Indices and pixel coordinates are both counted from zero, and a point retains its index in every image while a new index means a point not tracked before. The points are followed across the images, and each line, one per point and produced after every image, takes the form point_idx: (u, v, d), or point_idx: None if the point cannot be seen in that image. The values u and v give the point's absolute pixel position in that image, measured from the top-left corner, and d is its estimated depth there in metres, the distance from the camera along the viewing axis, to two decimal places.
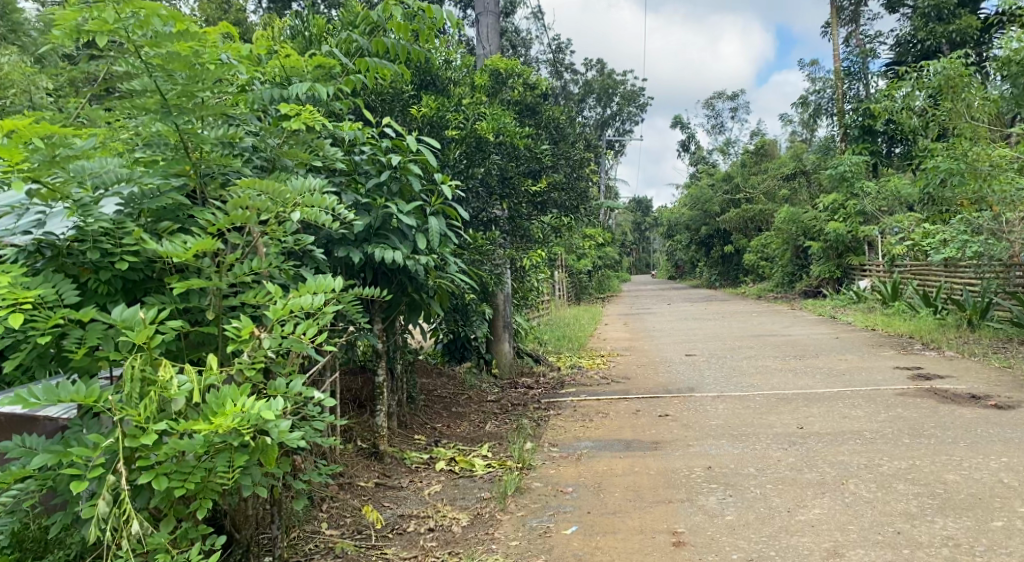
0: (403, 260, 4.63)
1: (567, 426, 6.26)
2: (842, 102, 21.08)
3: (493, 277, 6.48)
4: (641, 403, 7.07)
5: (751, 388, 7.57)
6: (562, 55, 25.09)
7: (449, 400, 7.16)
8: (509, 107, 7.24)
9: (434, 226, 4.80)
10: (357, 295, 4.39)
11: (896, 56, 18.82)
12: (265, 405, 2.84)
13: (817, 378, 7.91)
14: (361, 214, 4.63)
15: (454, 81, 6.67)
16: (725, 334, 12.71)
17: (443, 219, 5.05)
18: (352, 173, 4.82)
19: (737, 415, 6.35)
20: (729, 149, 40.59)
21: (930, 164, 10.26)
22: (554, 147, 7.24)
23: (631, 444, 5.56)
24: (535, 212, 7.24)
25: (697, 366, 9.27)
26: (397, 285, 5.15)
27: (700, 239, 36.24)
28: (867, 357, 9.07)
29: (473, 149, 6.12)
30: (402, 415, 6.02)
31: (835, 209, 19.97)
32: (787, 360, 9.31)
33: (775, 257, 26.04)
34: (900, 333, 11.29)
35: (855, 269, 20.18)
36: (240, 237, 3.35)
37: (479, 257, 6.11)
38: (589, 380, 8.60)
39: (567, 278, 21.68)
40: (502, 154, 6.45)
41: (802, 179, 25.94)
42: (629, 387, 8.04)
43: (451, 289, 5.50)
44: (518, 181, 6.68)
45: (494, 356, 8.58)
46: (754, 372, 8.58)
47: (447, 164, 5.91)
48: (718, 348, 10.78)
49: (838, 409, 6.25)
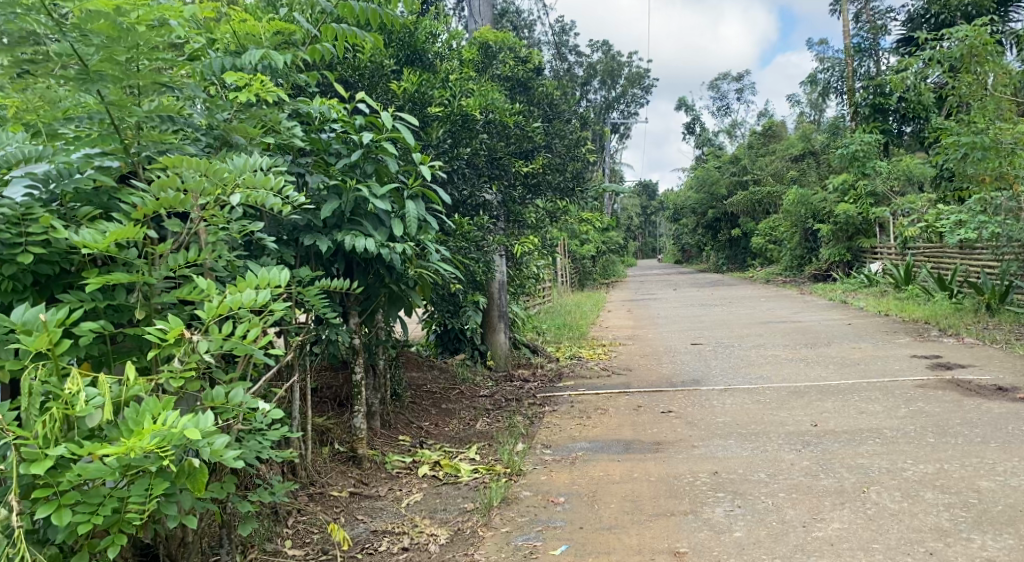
0: (376, 249, 4.20)
1: (562, 425, 5.84)
2: (853, 80, 20.47)
3: (482, 266, 6.04)
4: (643, 398, 6.64)
5: (760, 380, 7.14)
6: (565, 37, 24.51)
7: (439, 396, 6.75)
8: (500, 83, 6.74)
9: (411, 211, 4.36)
10: (323, 288, 3.96)
11: (908, 32, 18.53)
12: (192, 422, 2.42)
13: (830, 368, 7.46)
14: (328, 198, 4.18)
15: (440, 56, 6.22)
16: (733, 321, 12.27)
17: (422, 203, 4.60)
18: (321, 153, 4.38)
19: (745, 411, 5.91)
20: (736, 131, 39.89)
21: (948, 141, 9.77)
22: (546, 125, 6.66)
23: (631, 445, 5.15)
24: (529, 196, 6.76)
25: (703, 356, 8.84)
26: (374, 276, 4.71)
27: (706, 222, 35.72)
28: (881, 345, 8.62)
29: (459, 127, 5.65)
30: (385, 414, 5.61)
31: (845, 190, 19.42)
32: (798, 349, 8.87)
33: (783, 240, 25.52)
34: (915, 318, 10.81)
35: (866, 252, 19.65)
36: (178, 225, 2.96)
37: (466, 244, 5.66)
38: (590, 372, 8.18)
39: (571, 265, 21.27)
40: (491, 132, 5.98)
41: (811, 160, 25.37)
42: (630, 380, 7.63)
43: (435, 279, 5.06)
44: (509, 162, 6.20)
45: (489, 348, 8.16)
46: (762, 362, 8.15)
47: (430, 143, 5.44)
48: (726, 337, 10.35)
49: (854, 404, 5.81)
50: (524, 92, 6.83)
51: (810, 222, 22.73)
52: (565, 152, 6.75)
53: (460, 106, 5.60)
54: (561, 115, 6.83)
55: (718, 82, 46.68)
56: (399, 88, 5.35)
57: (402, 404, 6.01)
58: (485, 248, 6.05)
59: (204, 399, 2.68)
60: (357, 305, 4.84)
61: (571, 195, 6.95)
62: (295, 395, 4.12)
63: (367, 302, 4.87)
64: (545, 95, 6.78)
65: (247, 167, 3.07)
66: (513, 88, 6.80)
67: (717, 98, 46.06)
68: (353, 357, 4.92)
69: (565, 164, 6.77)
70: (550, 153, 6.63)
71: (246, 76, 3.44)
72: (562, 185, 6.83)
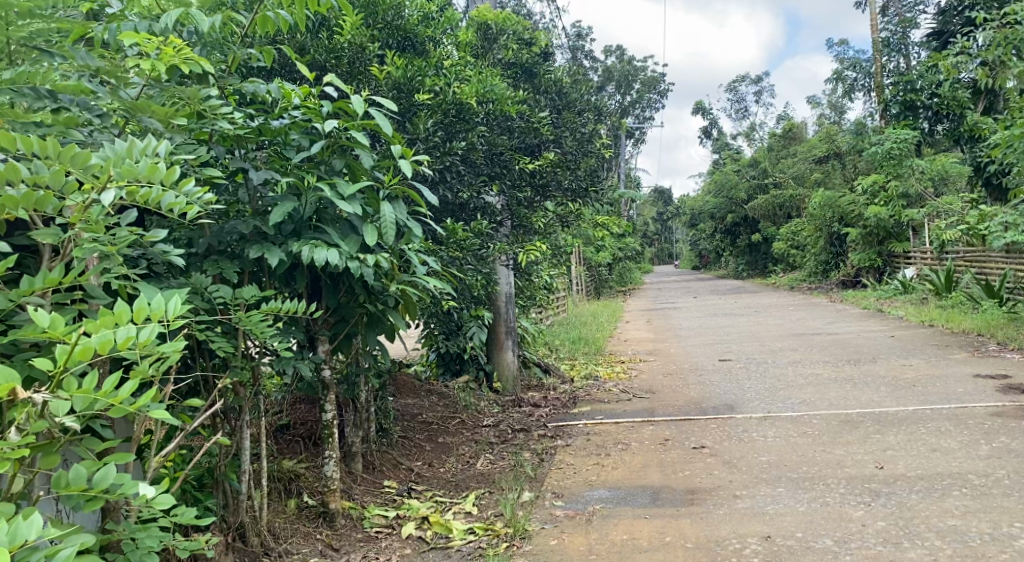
0: (342, 262, 3.39)
1: (577, 466, 4.99)
2: (882, 75, 19.45)
3: (482, 279, 5.20)
4: (669, 429, 5.78)
5: (803, 406, 6.25)
6: (580, 40, 23.62)
7: (436, 427, 5.92)
8: (501, 69, 5.92)
9: (388, 214, 3.52)
10: (268, 313, 3.17)
11: (941, 24, 17.53)
12: (19, 531, 1.62)
13: (882, 391, 6.55)
14: (280, 200, 3.37)
15: (436, 40, 5.38)
16: (763, 333, 11.37)
17: (404, 205, 3.77)
18: (278, 143, 3.57)
19: (792, 449, 5.03)
20: (755, 134, 38.86)
21: (1002, 135, 8.88)
22: (555, 117, 5.81)
23: (659, 495, 4.28)
24: (538, 198, 5.92)
25: (734, 375, 7.96)
26: (347, 293, 3.90)
27: (725, 228, 34.71)
28: (935, 361, 7.71)
29: (452, 118, 4.82)
30: (367, 454, 4.82)
31: (875, 191, 18.43)
32: (840, 366, 7.98)
33: (807, 245, 24.56)
34: (966, 329, 9.87)
35: (898, 257, 18.75)
36: (45, 233, 2.14)
37: (459, 253, 4.82)
38: (608, 395, 7.33)
39: (586, 274, 20.38)
40: (491, 125, 5.14)
41: (835, 161, 24.41)
42: (654, 405, 6.77)
43: (421, 296, 4.22)
44: (512, 157, 5.36)
45: (496, 369, 7.34)
46: (801, 383, 7.25)
47: (417, 138, 4.61)
48: (757, 352, 9.45)
49: (923, 439, 4.91)
50: (529, 79, 5.96)
51: (836, 225, 21.78)
52: (577, 147, 5.88)
53: (453, 94, 4.79)
54: (571, 105, 5.95)
55: (735, 83, 45.65)
56: (383, 71, 4.56)
57: (393, 440, 5.20)
58: (485, 257, 5.21)
59: (52, 484, 1.90)
60: (328, 329, 4.04)
61: (586, 196, 6.07)
62: (244, 442, 3.42)
63: (340, 324, 4.06)
64: (554, 81, 5.91)
65: (141, 152, 2.25)
66: (517, 74, 5.95)
67: (734, 100, 45.10)
68: (323, 392, 4.09)
69: (577, 160, 5.91)
70: (560, 148, 5.79)
71: (152, 38, 2.64)
72: (573, 186, 5.96)
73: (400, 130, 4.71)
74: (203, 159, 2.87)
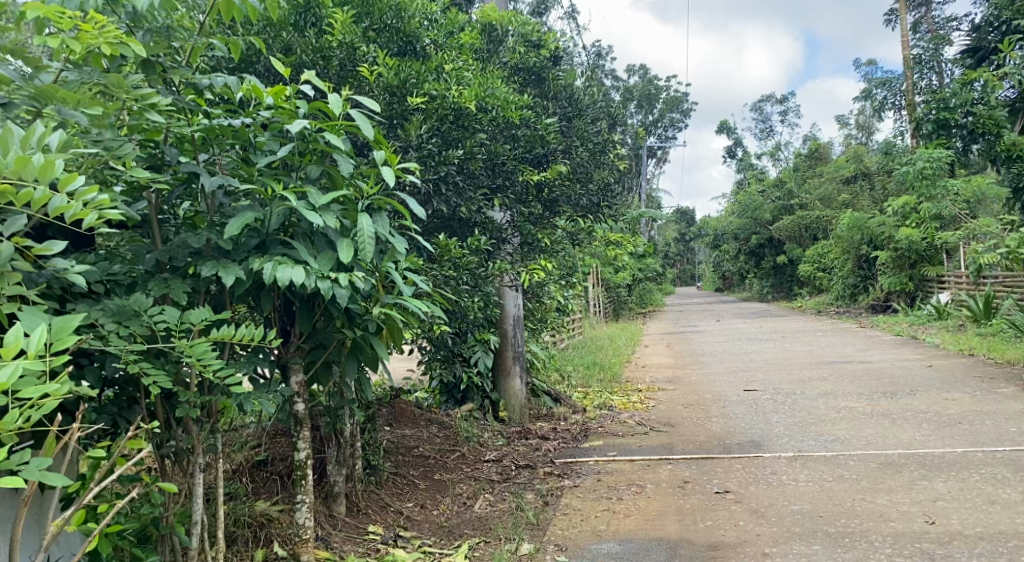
0: (310, 282, 2.96)
1: (585, 512, 4.48)
2: (913, 94, 18.85)
3: (480, 300, 4.74)
4: (689, 470, 5.24)
5: (837, 444, 5.70)
6: (601, 59, 23.11)
7: (433, 461, 5.44)
8: (507, 74, 5.49)
9: (366, 228, 3.09)
10: (218, 339, 2.73)
11: (975, 41, 16.93)
12: None
13: (923, 429, 5.97)
14: (241, 211, 2.95)
15: (436, 43, 4.93)
16: (789, 360, 10.79)
17: (387, 219, 3.33)
18: (243, 147, 3.16)
19: (828, 496, 4.48)
20: (779, 154, 38.24)
21: None
22: (564, 125, 5.37)
23: (675, 551, 3.75)
24: (547, 214, 5.45)
25: (759, 407, 7.42)
26: (323, 316, 3.45)
27: (748, 250, 34.03)
28: (979, 396, 7.15)
29: (450, 124, 4.40)
30: (351, 495, 4.35)
31: (907, 213, 17.79)
32: (875, 399, 7.39)
33: (834, 268, 23.86)
34: (1010, 361, 9.27)
35: (932, 281, 18.09)
36: None
37: (454, 273, 4.38)
38: (624, 428, 6.82)
39: (603, 295, 19.81)
40: (494, 133, 4.70)
41: (864, 182, 23.75)
42: (672, 440, 6.25)
43: (409, 321, 3.77)
44: (517, 169, 4.90)
45: (503, 396, 6.89)
46: (833, 418, 6.68)
47: (410, 145, 4.22)
48: (784, 381, 8.90)
49: (979, 489, 4.38)
50: (537, 84, 5.54)
51: (865, 247, 21.11)
52: (589, 159, 5.43)
53: (451, 98, 4.34)
54: (582, 113, 5.51)
55: (760, 104, 45.07)
56: (374, 72, 4.18)
57: (384, 478, 4.73)
58: (485, 278, 4.76)
59: None
60: (304, 358, 3.57)
61: (598, 212, 5.61)
62: (196, 488, 2.97)
63: (317, 352, 3.59)
64: (564, 87, 5.48)
65: (31, 144, 2.09)
66: (527, 79, 5.53)
67: (758, 121, 44.60)
68: (296, 429, 3.61)
69: (589, 173, 5.46)
70: (570, 159, 5.33)
71: (65, 12, 2.22)
72: (584, 201, 5.49)
73: (391, 137, 4.31)
74: (128, 157, 2.51)
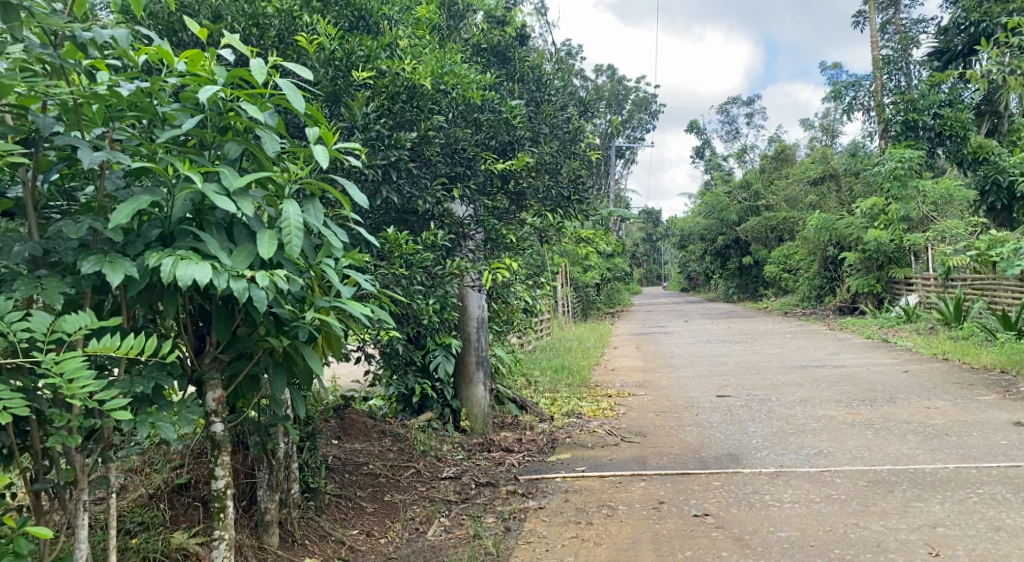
0: (221, 282, 2.45)
1: (551, 541, 4.01)
2: (882, 94, 18.77)
3: (436, 303, 4.23)
4: (664, 489, 4.81)
5: (821, 458, 5.32)
6: None
7: (383, 481, 4.92)
8: (468, 55, 5.00)
9: (292, 217, 2.61)
10: (99, 351, 2.21)
11: (942, 43, 16.91)
12: None
13: (910, 442, 5.62)
14: (138, 195, 2.44)
15: (390, 17, 4.41)
16: (762, 363, 10.48)
17: (320, 209, 2.84)
18: (149, 122, 2.70)
19: (816, 520, 4.08)
20: (747, 154, 38.29)
21: None
22: (530, 111, 4.89)
23: None
24: (513, 208, 4.96)
25: (735, 415, 7.04)
26: (246, 322, 2.94)
27: (715, 250, 33.99)
28: (962, 404, 6.85)
29: (401, 104, 3.90)
30: (285, 524, 3.83)
31: (875, 214, 17.68)
32: (854, 407, 7.05)
33: (800, 269, 23.82)
34: (987, 366, 9.03)
35: (899, 283, 18.02)
36: None
37: (406, 272, 3.88)
38: (594, 438, 6.37)
39: (571, 294, 19.45)
40: (449, 115, 4.22)
41: (831, 183, 23.73)
42: (645, 452, 5.83)
43: (350, 328, 3.26)
44: (477, 157, 4.39)
45: (465, 404, 6.39)
46: (814, 428, 6.31)
47: (355, 126, 3.69)
48: (758, 386, 8.56)
49: (980, 512, 4.01)
50: (502, 65, 5.06)
51: (832, 249, 21.05)
52: (559, 149, 4.96)
53: (402, 74, 3.88)
54: (551, 98, 5.03)
55: (727, 105, 45.12)
56: (314, 43, 3.67)
57: (326, 503, 4.22)
58: (442, 277, 4.24)
59: None
60: (224, 370, 3.05)
61: (569, 207, 5.12)
62: (79, 532, 2.43)
63: (239, 363, 3.08)
64: (532, 68, 4.99)
65: None
66: (491, 60, 5.06)
67: (726, 121, 44.68)
68: (213, 453, 3.05)
69: (559, 164, 4.95)
70: (537, 148, 4.85)
71: None
72: (555, 193, 4.99)
73: (334, 118, 3.79)
74: None
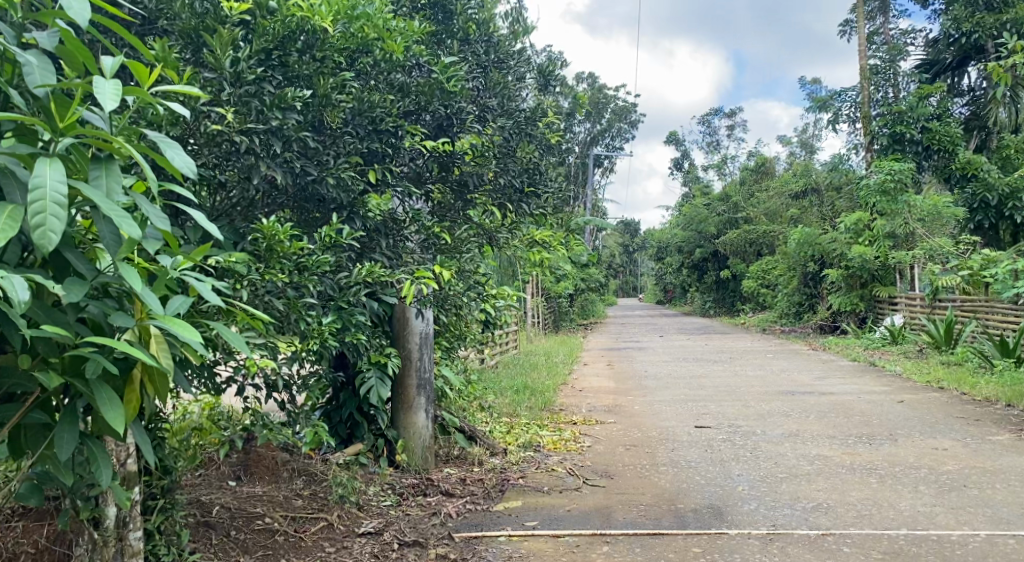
0: None
1: None
2: (868, 106, 18.08)
3: (339, 320, 3.25)
4: (632, 557, 3.85)
5: (822, 517, 4.39)
6: None
7: (279, 540, 3.88)
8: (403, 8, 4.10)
9: (41, 190, 1.64)
10: None
11: (931, 55, 16.26)
12: None
13: (924, 496, 4.72)
14: None
15: None
16: (743, 388, 9.56)
17: (118, 180, 1.86)
18: None
19: None
20: (726, 167, 37.66)
21: None
22: (475, 77, 3.99)
23: None
24: (457, 201, 4.07)
25: (716, 452, 6.11)
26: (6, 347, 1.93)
27: (693, 263, 33.24)
28: (974, 447, 5.96)
29: (294, 54, 3.00)
30: None
31: (860, 230, 16.95)
32: (851, 446, 6.14)
33: (779, 285, 23.05)
34: (989, 398, 8.20)
35: (882, 302, 17.30)
36: None
37: (293, 278, 2.92)
38: (551, 480, 5.39)
39: (542, 306, 18.44)
40: (362, 76, 3.33)
41: (813, 197, 22.98)
42: (611, 500, 4.86)
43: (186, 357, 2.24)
44: (403, 130, 3.44)
45: (401, 434, 5.40)
46: (808, 473, 5.39)
47: (224, 77, 2.78)
48: (740, 416, 7.63)
49: None
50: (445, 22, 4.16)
51: (814, 265, 20.33)
52: (512, 128, 4.04)
53: (296, 13, 2.97)
54: (503, 64, 4.13)
55: (707, 117, 44.59)
56: None
57: None
58: (348, 286, 3.28)
59: None
60: None
61: (523, 201, 4.14)
62: None
63: (8, 406, 2.02)
64: (480, 26, 4.07)
65: None
66: (431, 15, 4.07)
67: (706, 133, 44.08)
68: None
69: (512, 148, 4.02)
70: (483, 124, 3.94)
71: None
72: (505, 182, 4.03)
73: (198, 67, 2.90)
74: None
